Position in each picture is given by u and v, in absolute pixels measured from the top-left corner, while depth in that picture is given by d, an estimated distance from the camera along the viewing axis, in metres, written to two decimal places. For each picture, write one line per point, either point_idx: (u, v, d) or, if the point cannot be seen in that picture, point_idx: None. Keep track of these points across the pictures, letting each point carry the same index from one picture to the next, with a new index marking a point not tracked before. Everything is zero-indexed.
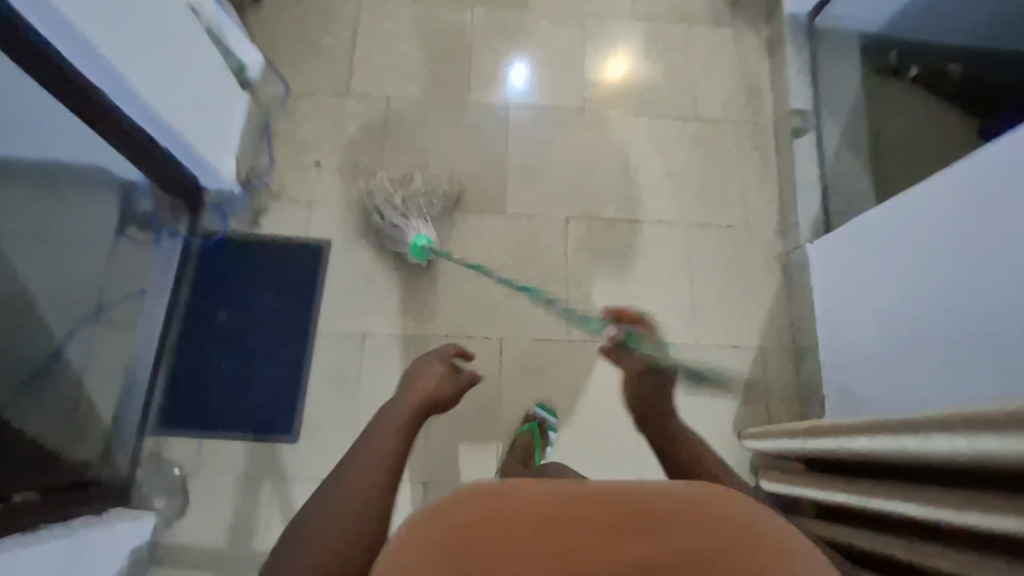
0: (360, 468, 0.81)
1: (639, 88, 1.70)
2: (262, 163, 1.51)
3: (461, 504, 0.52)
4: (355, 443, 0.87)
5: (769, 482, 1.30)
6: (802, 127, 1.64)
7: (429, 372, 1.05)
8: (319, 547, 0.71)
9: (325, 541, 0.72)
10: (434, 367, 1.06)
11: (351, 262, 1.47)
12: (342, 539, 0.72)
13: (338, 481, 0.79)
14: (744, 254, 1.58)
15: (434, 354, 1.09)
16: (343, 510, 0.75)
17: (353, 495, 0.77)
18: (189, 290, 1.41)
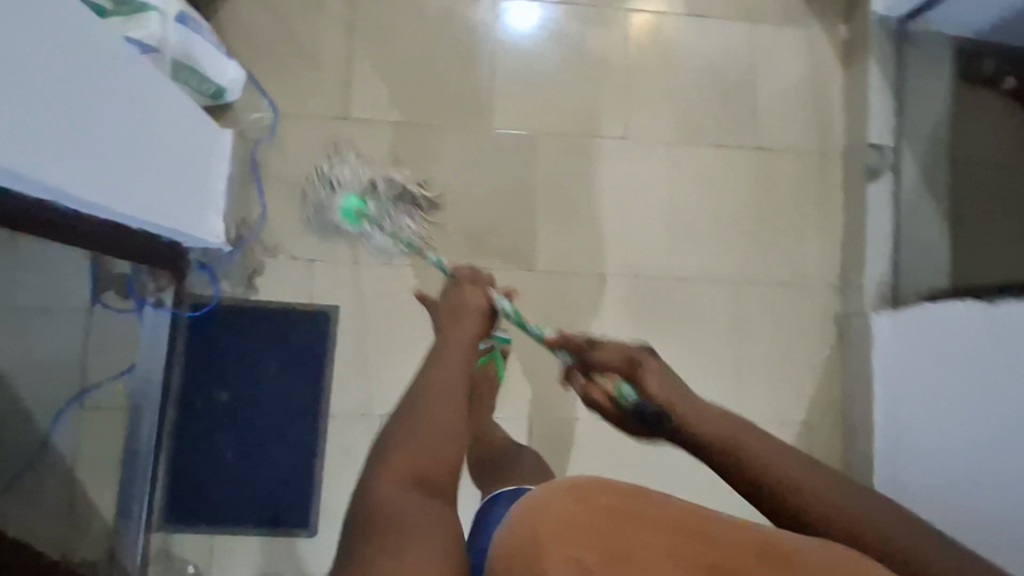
0: (438, 385, 0.81)
1: (690, 108, 1.46)
2: (255, 213, 1.30)
3: (602, 494, 0.61)
4: (426, 364, 0.87)
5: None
6: (878, 164, 1.43)
7: (470, 300, 0.97)
8: (406, 463, 0.72)
9: (407, 456, 0.73)
10: (476, 294, 0.99)
11: (364, 331, 1.31)
12: (426, 449, 0.74)
13: (420, 399, 0.79)
14: (799, 313, 1.43)
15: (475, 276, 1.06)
16: (427, 430, 0.76)
17: (428, 421, 0.76)
18: (183, 367, 1.26)
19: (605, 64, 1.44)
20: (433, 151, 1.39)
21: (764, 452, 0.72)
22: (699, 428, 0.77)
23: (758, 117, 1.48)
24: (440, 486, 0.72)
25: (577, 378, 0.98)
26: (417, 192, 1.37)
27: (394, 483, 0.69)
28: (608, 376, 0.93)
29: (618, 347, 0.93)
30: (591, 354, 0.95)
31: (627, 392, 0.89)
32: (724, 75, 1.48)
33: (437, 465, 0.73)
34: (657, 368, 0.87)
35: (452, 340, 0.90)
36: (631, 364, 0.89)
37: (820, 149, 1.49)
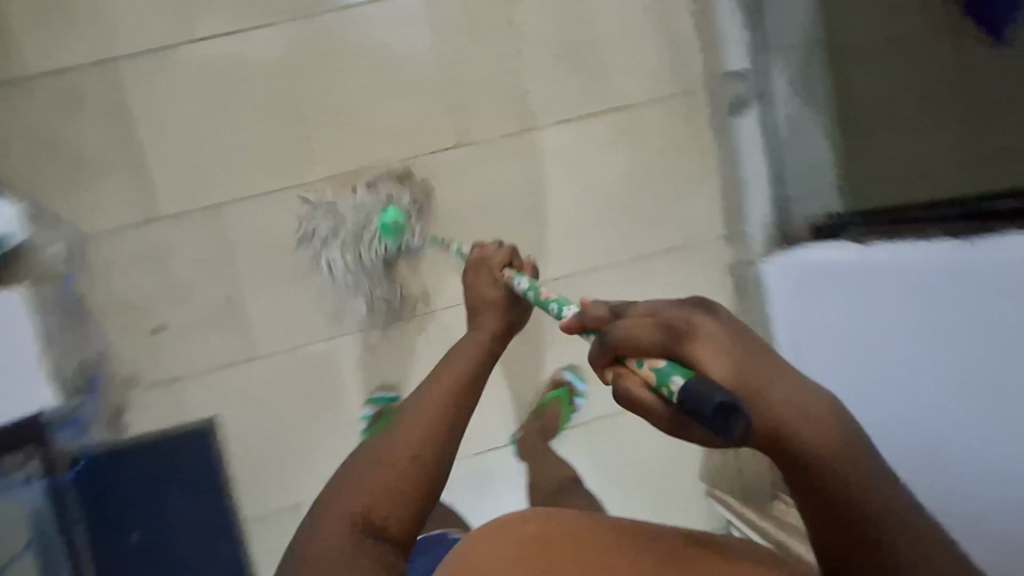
0: (418, 397, 0.73)
1: (526, 84, 1.28)
2: (94, 352, 1.22)
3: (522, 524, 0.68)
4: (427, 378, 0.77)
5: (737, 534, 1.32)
6: (744, 96, 1.28)
7: (484, 294, 0.94)
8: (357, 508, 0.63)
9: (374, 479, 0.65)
10: (486, 285, 0.95)
11: (250, 433, 1.27)
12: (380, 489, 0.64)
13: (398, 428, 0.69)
14: (691, 277, 1.35)
15: (478, 265, 0.97)
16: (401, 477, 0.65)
17: (408, 435, 0.68)
18: (85, 522, 1.22)
19: (420, 66, 1.26)
20: (256, 224, 1.24)
21: (856, 459, 0.50)
22: (794, 431, 0.48)
23: (604, 71, 1.30)
24: (398, 516, 0.64)
25: (602, 354, 0.54)
26: (257, 276, 1.25)
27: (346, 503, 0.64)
28: (630, 359, 0.52)
29: (648, 311, 0.54)
30: (613, 330, 0.53)
31: (669, 378, 0.47)
32: (557, 35, 1.28)
33: (393, 505, 0.64)
34: (720, 333, 0.51)
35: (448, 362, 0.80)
36: (669, 329, 0.51)
37: (682, 88, 1.31)
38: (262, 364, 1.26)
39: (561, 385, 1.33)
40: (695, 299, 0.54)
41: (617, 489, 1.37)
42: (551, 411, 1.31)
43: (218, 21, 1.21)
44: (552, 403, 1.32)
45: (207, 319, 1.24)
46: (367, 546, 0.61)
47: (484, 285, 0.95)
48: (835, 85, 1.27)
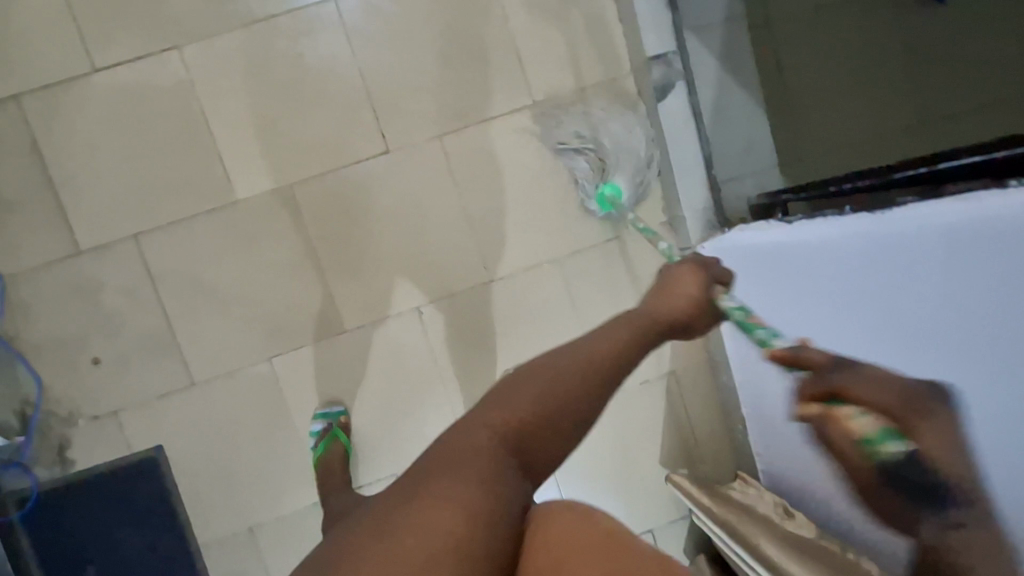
0: (565, 355, 0.65)
1: (446, 85, 1.26)
2: (31, 390, 1.22)
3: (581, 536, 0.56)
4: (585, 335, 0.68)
5: (700, 522, 1.23)
6: (668, 78, 1.24)
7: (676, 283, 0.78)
8: (495, 419, 0.60)
9: (524, 405, 0.60)
10: (690, 279, 0.78)
11: (197, 458, 1.26)
12: (525, 416, 0.60)
13: (552, 374, 0.63)
14: (633, 266, 1.33)
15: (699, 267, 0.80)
16: (541, 421, 0.60)
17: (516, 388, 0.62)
18: (39, 560, 1.23)
19: (336, 77, 1.24)
20: (184, 249, 1.23)
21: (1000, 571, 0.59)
22: None
23: (524, 65, 1.27)
24: (535, 468, 0.59)
25: (817, 387, 0.65)
26: (190, 301, 1.24)
27: (487, 417, 0.60)
28: (845, 405, 0.62)
29: (883, 376, 0.62)
30: (847, 376, 0.63)
31: (890, 442, 0.59)
32: (473, 34, 1.26)
33: (533, 451, 0.59)
34: (943, 432, 0.59)
35: (618, 329, 0.70)
36: (905, 395, 0.60)
37: (605, 78, 1.29)
38: (203, 388, 1.25)
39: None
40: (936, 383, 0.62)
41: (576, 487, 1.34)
42: None
43: (124, 48, 1.19)
44: None
45: (142, 349, 1.24)
46: (498, 474, 0.56)
47: (687, 275, 0.79)
48: (758, 67, 1.27)
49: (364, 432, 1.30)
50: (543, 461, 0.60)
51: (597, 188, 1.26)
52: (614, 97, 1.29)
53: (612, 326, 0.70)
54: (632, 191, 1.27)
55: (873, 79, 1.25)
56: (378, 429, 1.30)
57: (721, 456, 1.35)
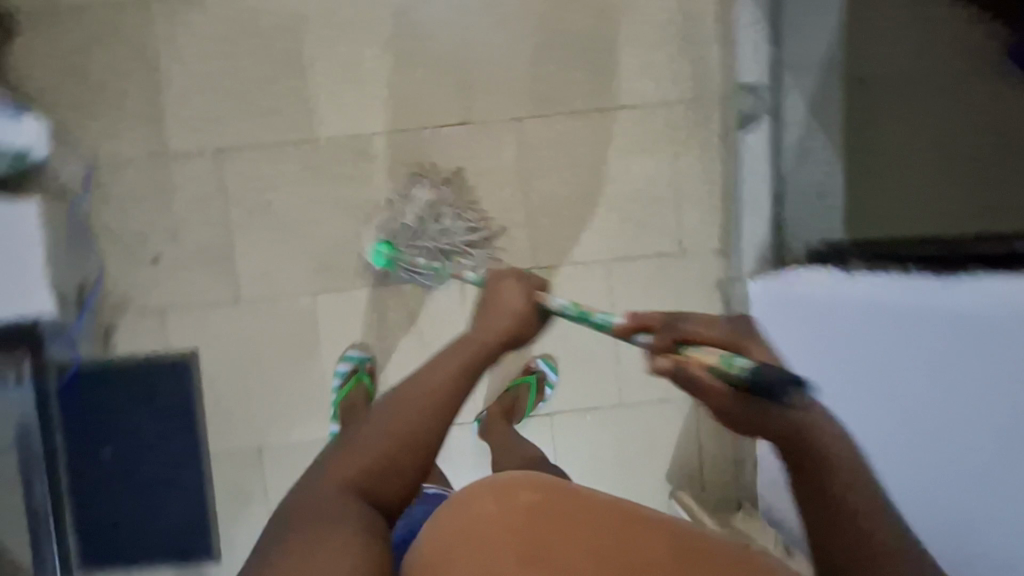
0: (407, 396, 0.70)
1: (538, 69, 1.29)
2: (93, 272, 1.29)
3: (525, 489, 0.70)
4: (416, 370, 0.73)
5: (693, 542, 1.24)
6: (754, 109, 1.26)
7: (507, 299, 0.83)
8: (339, 475, 0.65)
9: (365, 460, 0.66)
10: (512, 289, 0.85)
11: (227, 368, 1.32)
12: (382, 459, 0.66)
13: (389, 425, 0.68)
14: (679, 283, 1.34)
15: (514, 280, 0.86)
16: (391, 450, 0.67)
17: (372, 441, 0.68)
18: (65, 429, 1.31)
19: (435, 41, 1.28)
20: (258, 172, 1.29)
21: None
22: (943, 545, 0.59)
23: (617, 67, 1.29)
24: (387, 498, 0.66)
25: (661, 340, 0.63)
26: (252, 222, 1.30)
27: (336, 475, 0.66)
28: (691, 346, 0.61)
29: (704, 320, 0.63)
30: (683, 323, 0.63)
31: (735, 363, 0.53)
32: (572, 26, 1.28)
33: (384, 480, 0.66)
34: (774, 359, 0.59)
35: (449, 354, 0.75)
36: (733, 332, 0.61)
37: (692, 96, 1.30)
38: (246, 306, 1.31)
39: (530, 370, 1.29)
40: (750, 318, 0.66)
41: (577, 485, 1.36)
42: (517, 397, 1.27)
43: None
44: (518, 387, 1.28)
45: (200, 256, 1.30)
46: (351, 508, 0.63)
47: (507, 290, 0.84)
48: (848, 112, 1.21)
49: (386, 382, 1.33)
50: (394, 491, 0.67)
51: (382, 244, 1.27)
52: (468, 205, 1.29)
53: (440, 354, 0.75)
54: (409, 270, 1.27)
55: (964, 160, 1.08)
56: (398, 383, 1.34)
57: (725, 488, 1.35)
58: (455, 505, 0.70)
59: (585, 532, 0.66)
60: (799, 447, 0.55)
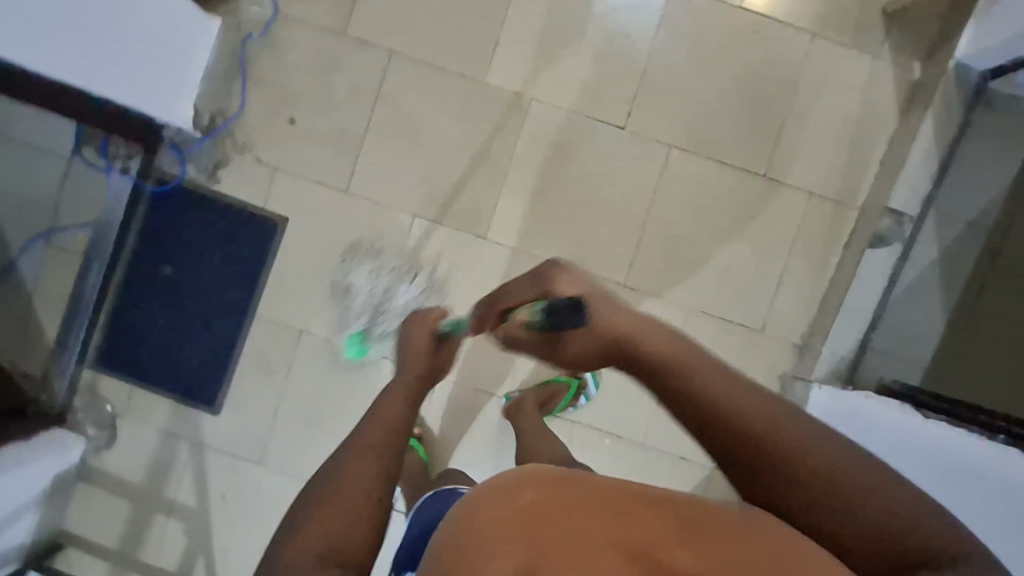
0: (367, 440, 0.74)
1: (709, 110, 1.32)
2: (233, 106, 1.32)
3: (525, 489, 0.50)
4: (352, 434, 0.76)
5: None
6: (891, 233, 1.27)
7: (415, 340, 0.93)
8: (318, 539, 0.64)
9: (331, 530, 0.65)
10: (422, 328, 0.96)
11: (307, 248, 1.35)
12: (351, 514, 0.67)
13: (332, 488, 0.69)
14: (747, 361, 1.33)
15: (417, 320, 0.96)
16: (347, 511, 0.67)
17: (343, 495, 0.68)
18: (139, 233, 1.35)
19: (630, 46, 1.31)
20: (419, 87, 1.33)
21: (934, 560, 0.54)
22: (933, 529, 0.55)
23: (779, 142, 1.32)
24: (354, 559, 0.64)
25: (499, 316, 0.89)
26: (391, 129, 1.33)
27: (306, 551, 0.63)
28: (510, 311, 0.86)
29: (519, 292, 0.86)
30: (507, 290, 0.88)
31: (537, 311, 0.77)
32: (755, 90, 1.32)
33: (350, 549, 0.64)
34: (617, 318, 0.72)
35: (378, 418, 0.77)
36: (540, 280, 0.81)
37: (836, 198, 1.32)
38: (350, 199, 1.34)
39: (575, 376, 1.28)
40: (554, 261, 0.82)
41: None
42: (553, 390, 1.27)
43: None
44: (559, 383, 1.27)
45: (331, 138, 1.33)
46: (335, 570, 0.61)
47: (416, 333, 0.94)
48: (970, 276, 1.24)
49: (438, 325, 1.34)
50: (357, 545, 0.65)
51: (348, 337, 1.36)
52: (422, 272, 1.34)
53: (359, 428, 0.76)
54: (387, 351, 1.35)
55: None
56: None
57: None
58: (461, 524, 0.50)
59: (600, 523, 0.49)
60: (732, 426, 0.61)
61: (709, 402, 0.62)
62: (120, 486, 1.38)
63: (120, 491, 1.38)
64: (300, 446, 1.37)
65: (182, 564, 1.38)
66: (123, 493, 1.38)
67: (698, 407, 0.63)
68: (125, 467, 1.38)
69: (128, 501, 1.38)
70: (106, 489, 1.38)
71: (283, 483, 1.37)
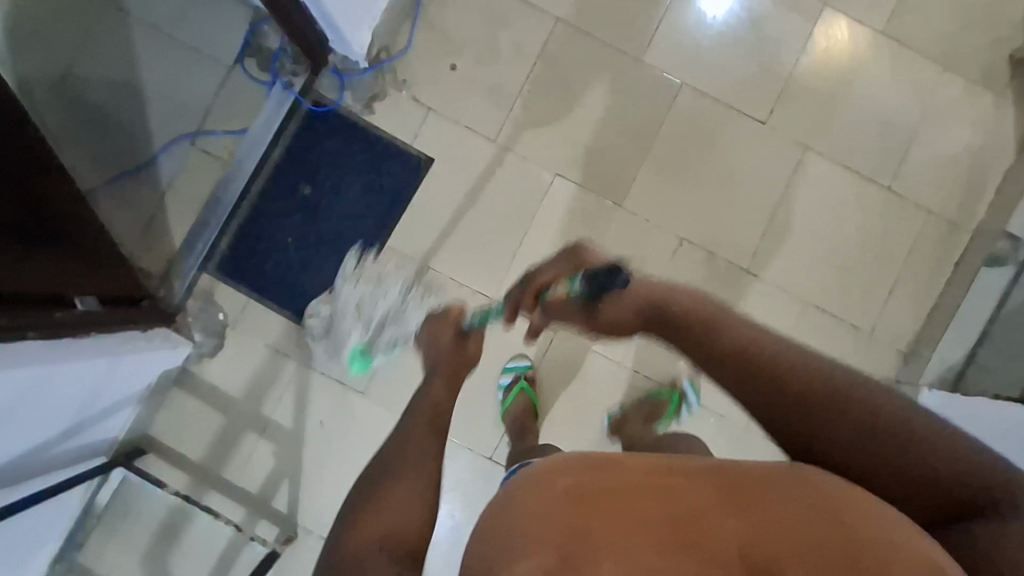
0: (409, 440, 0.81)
1: (843, 119, 1.40)
2: (399, 46, 1.38)
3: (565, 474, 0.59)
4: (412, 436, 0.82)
5: None
6: (1005, 257, 1.36)
7: (443, 343, 0.94)
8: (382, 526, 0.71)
9: (388, 514, 0.72)
10: (444, 326, 0.96)
11: (447, 189, 1.38)
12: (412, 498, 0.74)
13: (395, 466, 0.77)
14: (853, 361, 1.38)
15: (437, 320, 0.97)
16: (406, 491, 0.74)
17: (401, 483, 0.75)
18: (285, 148, 1.37)
19: (777, 49, 1.40)
20: (576, 55, 1.39)
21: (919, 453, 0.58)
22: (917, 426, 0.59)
23: (904, 159, 1.40)
24: (412, 547, 0.70)
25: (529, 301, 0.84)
26: (545, 89, 1.39)
27: (372, 537, 0.70)
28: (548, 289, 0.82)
29: (550, 274, 0.82)
30: (533, 276, 0.84)
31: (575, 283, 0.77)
32: (887, 110, 1.41)
33: (407, 527, 0.71)
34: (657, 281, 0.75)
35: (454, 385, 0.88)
36: (572, 256, 0.82)
37: (951, 217, 1.40)
38: (496, 148, 1.38)
39: (676, 389, 1.34)
40: (579, 243, 0.83)
41: None
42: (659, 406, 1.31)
43: None
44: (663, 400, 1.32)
45: (488, 89, 1.39)
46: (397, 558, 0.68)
47: (438, 334, 0.96)
48: None
49: None
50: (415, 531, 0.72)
51: (348, 352, 1.35)
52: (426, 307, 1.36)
53: (408, 419, 0.85)
54: (389, 334, 1.36)
55: None
56: None
57: None
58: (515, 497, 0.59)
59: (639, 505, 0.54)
60: (749, 380, 0.64)
61: (734, 341, 0.66)
62: (217, 397, 1.36)
63: (215, 402, 1.36)
64: (405, 383, 1.38)
65: (264, 486, 1.35)
66: (218, 405, 1.36)
67: (729, 344, 0.66)
68: (226, 378, 1.36)
69: (221, 414, 1.36)
70: (201, 399, 1.36)
71: (382, 414, 1.37)
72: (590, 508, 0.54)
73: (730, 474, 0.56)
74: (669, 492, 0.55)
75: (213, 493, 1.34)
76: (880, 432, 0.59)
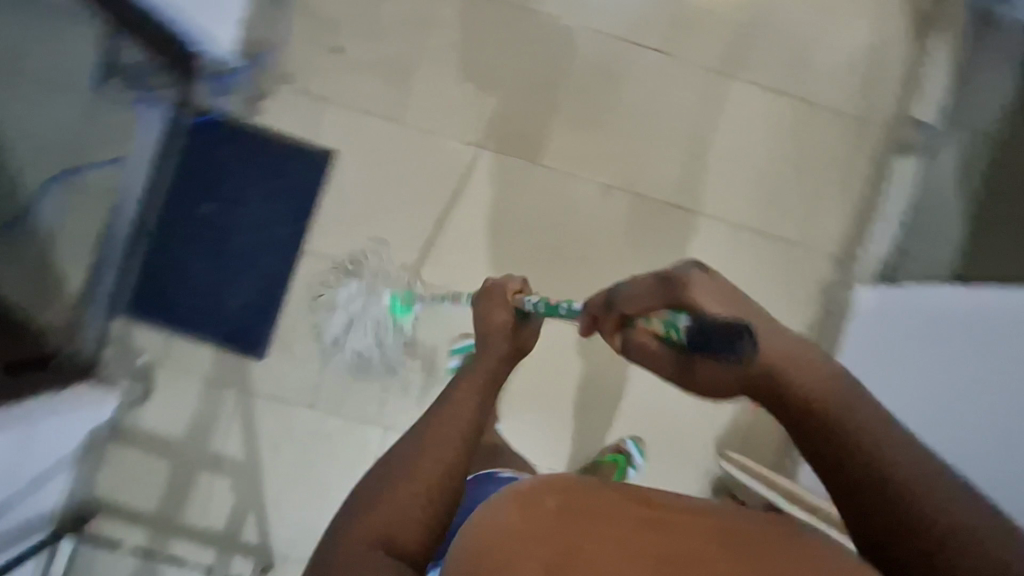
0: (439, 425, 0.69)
1: (743, 35, 1.38)
2: (274, 37, 1.29)
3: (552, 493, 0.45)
4: (417, 424, 0.70)
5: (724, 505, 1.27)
6: (913, 144, 1.39)
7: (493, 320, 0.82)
8: (378, 523, 0.61)
9: (385, 511, 0.62)
10: (498, 313, 0.83)
11: (357, 179, 1.31)
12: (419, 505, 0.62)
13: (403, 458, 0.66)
14: (793, 274, 1.39)
15: (492, 297, 0.84)
16: (408, 493, 0.63)
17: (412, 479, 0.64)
18: (176, 167, 1.28)
19: None
20: (464, 14, 1.32)
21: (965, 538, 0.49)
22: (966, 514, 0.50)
23: (808, 65, 1.40)
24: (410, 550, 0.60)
25: (612, 324, 0.69)
26: (438, 56, 1.32)
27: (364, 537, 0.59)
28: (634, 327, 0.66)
29: (635, 303, 0.65)
30: (621, 297, 0.67)
31: (677, 319, 0.61)
32: (784, 18, 1.39)
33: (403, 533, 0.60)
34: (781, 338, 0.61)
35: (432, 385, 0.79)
36: (668, 286, 0.62)
37: (861, 115, 1.41)
38: (399, 127, 1.32)
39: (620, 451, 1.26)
40: (696, 264, 0.64)
41: (632, 424, 1.35)
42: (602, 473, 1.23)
43: None
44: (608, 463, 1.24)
45: (378, 66, 1.31)
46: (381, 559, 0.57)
47: (492, 313, 0.82)
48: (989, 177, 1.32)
49: (492, 254, 1.33)
50: (414, 538, 0.61)
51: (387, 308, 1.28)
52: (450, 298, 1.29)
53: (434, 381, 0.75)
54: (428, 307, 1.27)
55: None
56: (508, 259, 1.33)
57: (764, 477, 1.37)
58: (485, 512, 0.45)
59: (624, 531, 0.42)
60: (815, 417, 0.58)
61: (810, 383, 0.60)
62: (159, 441, 1.28)
63: (159, 446, 1.28)
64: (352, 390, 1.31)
65: (228, 522, 1.29)
66: (162, 452, 1.28)
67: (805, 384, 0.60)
68: (164, 421, 1.29)
69: (167, 458, 1.28)
70: (142, 446, 1.28)
71: (336, 424, 1.31)
72: (580, 536, 0.41)
73: (735, 523, 0.45)
74: (666, 529, 0.43)
75: (176, 541, 1.28)
76: (923, 500, 0.51)
